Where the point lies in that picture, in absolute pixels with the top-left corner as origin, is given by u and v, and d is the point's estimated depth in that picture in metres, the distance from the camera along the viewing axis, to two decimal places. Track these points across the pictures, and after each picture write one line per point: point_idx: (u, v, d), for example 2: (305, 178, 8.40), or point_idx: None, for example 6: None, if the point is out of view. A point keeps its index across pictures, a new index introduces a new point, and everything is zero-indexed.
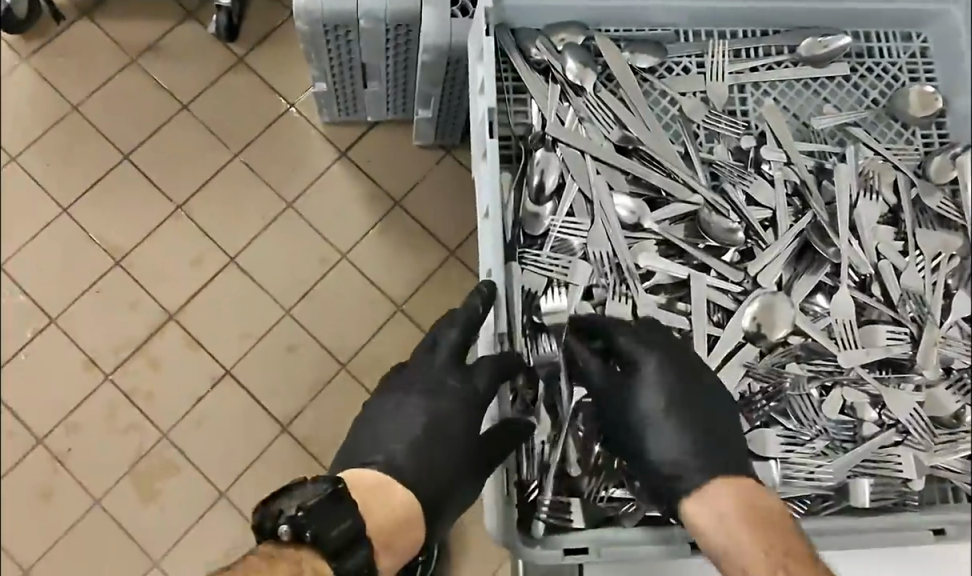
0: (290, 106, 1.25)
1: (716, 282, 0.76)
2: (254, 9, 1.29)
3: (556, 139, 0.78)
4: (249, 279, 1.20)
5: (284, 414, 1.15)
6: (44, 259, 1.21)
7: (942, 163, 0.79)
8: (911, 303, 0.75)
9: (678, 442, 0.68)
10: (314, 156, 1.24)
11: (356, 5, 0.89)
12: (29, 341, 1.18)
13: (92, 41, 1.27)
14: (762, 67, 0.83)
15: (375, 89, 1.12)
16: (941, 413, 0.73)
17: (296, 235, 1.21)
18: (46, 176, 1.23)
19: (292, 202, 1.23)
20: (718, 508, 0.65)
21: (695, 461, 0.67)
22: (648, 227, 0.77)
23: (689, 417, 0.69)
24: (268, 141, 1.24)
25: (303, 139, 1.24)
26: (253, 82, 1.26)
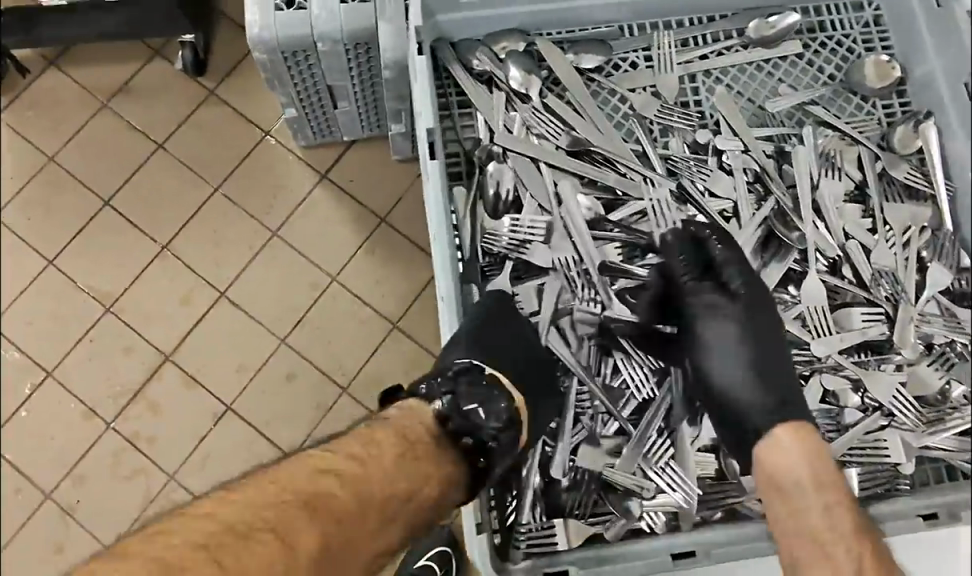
0: (266, 133, 1.23)
1: None
2: (220, 39, 1.26)
3: (506, 150, 0.77)
4: (240, 312, 1.18)
5: (291, 444, 1.13)
6: (35, 313, 1.20)
7: (905, 133, 0.77)
8: (884, 282, 0.73)
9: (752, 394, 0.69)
10: (296, 182, 1.22)
11: (310, 30, 0.81)
12: (28, 396, 1.17)
13: (61, 90, 1.26)
14: (711, 54, 0.81)
15: (347, 109, 1.09)
16: (928, 391, 0.71)
17: (284, 263, 1.19)
18: (28, 230, 1.23)
19: (276, 231, 1.20)
20: (811, 442, 0.66)
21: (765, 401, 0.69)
22: (610, 227, 0.75)
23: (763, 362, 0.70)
24: (247, 171, 1.22)
25: (282, 164, 1.22)
26: (226, 114, 1.24)
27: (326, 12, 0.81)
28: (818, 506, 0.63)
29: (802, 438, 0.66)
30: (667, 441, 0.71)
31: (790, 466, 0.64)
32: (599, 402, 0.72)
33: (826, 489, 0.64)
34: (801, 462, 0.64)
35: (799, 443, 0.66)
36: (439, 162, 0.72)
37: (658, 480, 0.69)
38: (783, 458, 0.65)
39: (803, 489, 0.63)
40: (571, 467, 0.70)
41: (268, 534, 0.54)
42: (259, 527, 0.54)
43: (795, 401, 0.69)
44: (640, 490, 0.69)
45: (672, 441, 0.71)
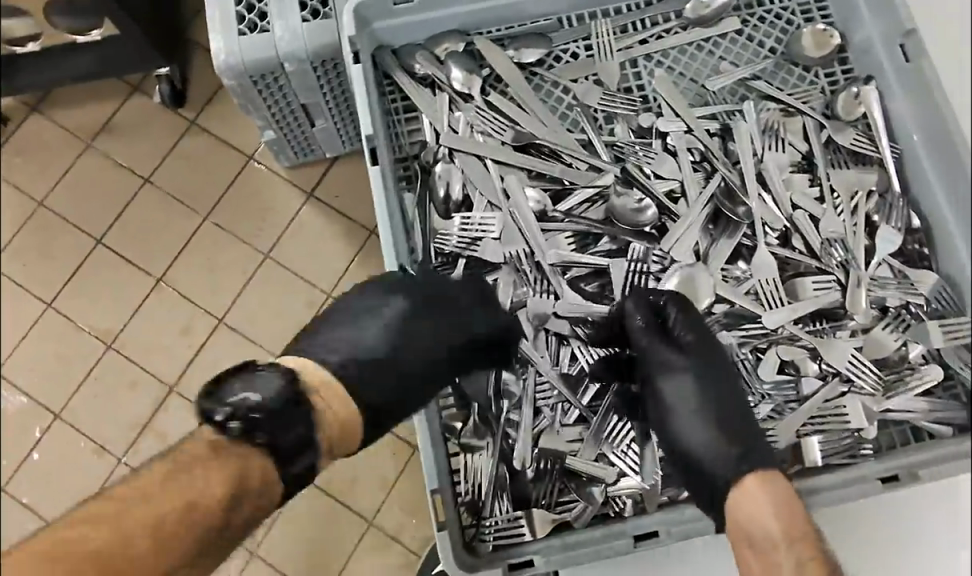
0: (250, 157, 1.25)
1: (636, 263, 0.74)
2: (198, 70, 1.29)
3: (453, 150, 0.77)
4: (241, 336, 1.19)
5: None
6: (38, 355, 1.22)
7: (848, 99, 0.77)
8: (835, 250, 0.73)
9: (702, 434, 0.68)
10: (283, 203, 1.23)
11: (276, 52, 0.82)
12: (36, 439, 1.18)
13: (45, 135, 1.29)
14: (651, 38, 0.81)
15: (324, 125, 1.09)
16: (884, 355, 0.71)
17: (280, 285, 1.21)
18: (24, 276, 1.25)
19: (268, 254, 1.22)
20: (779, 489, 0.62)
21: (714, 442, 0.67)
22: (558, 217, 0.76)
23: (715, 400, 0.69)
24: (235, 197, 1.24)
25: (267, 187, 1.24)
26: (208, 143, 1.26)
27: (289, 33, 0.82)
28: (787, 561, 0.59)
29: (772, 489, 0.62)
30: (626, 424, 0.72)
31: (757, 518, 0.61)
32: (557, 393, 0.72)
33: (794, 545, 0.59)
34: (771, 514, 0.60)
35: (770, 494, 0.62)
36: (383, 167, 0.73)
37: (620, 464, 0.70)
38: (753, 508, 0.61)
39: (773, 545, 0.59)
40: (534, 459, 0.71)
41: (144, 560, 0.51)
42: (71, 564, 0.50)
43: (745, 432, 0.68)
44: (604, 476, 0.70)
45: (632, 424, 0.72)
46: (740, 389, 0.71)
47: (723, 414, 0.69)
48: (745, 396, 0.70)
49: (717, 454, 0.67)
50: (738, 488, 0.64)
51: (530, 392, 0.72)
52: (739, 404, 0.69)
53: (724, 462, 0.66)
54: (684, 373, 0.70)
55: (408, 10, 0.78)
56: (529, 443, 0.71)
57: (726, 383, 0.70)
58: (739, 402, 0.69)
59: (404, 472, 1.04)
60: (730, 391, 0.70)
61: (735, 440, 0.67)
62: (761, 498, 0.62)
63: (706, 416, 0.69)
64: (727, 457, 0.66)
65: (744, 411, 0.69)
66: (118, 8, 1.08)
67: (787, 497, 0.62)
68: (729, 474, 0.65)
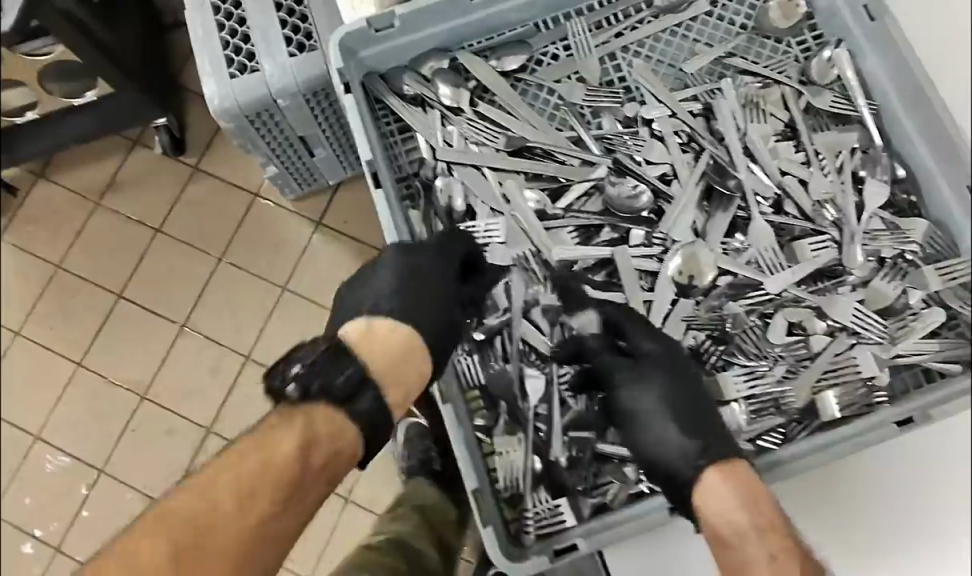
0: (255, 194, 1.29)
1: (638, 249, 0.77)
2: (195, 117, 1.33)
3: (450, 163, 0.81)
4: (269, 369, 1.23)
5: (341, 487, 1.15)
6: (75, 415, 1.25)
7: (821, 64, 0.81)
8: (827, 209, 0.76)
9: (672, 438, 0.69)
10: (293, 235, 1.27)
11: (267, 89, 0.85)
12: (83, 496, 1.22)
13: (55, 201, 1.33)
14: (625, 30, 0.84)
15: (323, 153, 1.12)
16: (887, 304, 0.74)
17: (300, 316, 1.25)
18: (52, 339, 1.28)
19: (285, 286, 1.26)
20: (739, 479, 0.64)
21: (690, 445, 0.68)
22: (558, 213, 0.79)
23: (684, 404, 0.70)
24: (245, 235, 1.28)
25: (276, 221, 1.28)
26: (213, 185, 1.30)
27: (278, 70, 0.85)
28: (758, 555, 0.60)
29: (734, 479, 0.65)
30: None
31: (718, 507, 0.63)
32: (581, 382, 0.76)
33: (761, 534, 0.61)
34: (730, 502, 0.63)
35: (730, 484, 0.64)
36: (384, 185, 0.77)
37: None
38: (718, 496, 0.64)
39: (741, 536, 0.61)
40: (566, 449, 0.73)
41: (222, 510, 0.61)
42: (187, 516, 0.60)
43: (718, 437, 0.68)
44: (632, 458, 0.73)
45: None
46: (701, 393, 0.71)
47: (680, 405, 0.70)
48: (702, 387, 0.72)
49: (684, 458, 0.68)
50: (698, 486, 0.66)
51: (554, 386, 0.75)
52: (694, 398, 0.71)
53: (685, 456, 0.68)
54: (640, 374, 0.72)
55: (397, 33, 0.80)
56: (556, 433, 0.74)
57: (681, 374, 0.72)
58: (696, 392, 0.71)
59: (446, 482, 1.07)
60: (689, 383, 0.72)
61: (693, 431, 0.69)
62: (722, 489, 0.64)
63: (666, 410, 0.70)
64: (687, 450, 0.68)
65: (700, 400, 0.71)
66: (110, 64, 1.12)
67: (747, 485, 0.64)
68: (692, 470, 0.67)
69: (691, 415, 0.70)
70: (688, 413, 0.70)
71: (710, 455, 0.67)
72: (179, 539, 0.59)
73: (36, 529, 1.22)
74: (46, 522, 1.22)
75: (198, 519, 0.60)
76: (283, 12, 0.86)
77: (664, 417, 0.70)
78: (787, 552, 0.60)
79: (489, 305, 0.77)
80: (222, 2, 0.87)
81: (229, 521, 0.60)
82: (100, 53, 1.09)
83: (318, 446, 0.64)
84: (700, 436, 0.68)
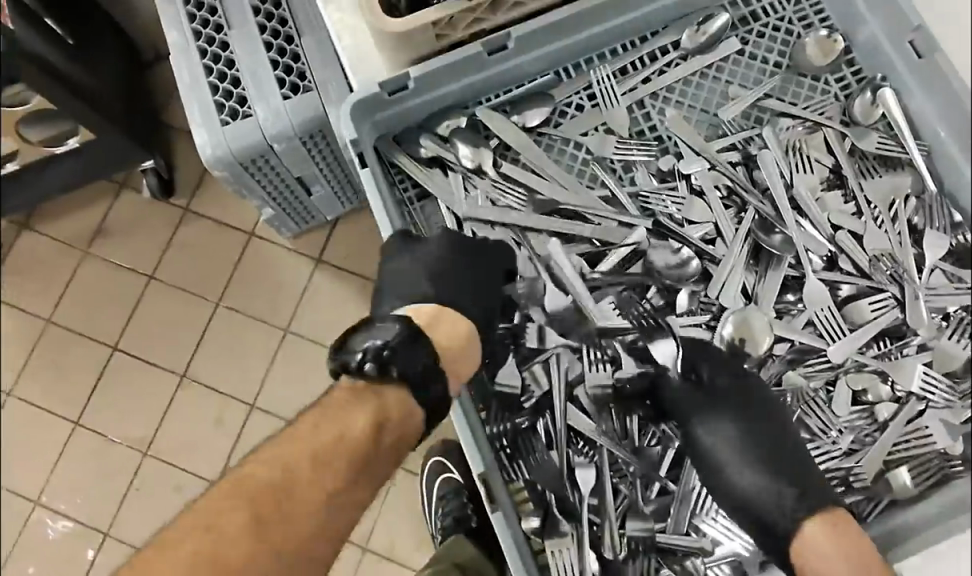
0: (251, 233, 1.20)
1: (687, 318, 0.73)
2: (182, 155, 1.23)
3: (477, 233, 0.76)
4: (279, 418, 1.13)
5: (361, 534, 1.07)
6: (73, 477, 1.14)
7: (865, 104, 0.75)
8: (884, 263, 0.72)
9: (762, 480, 0.68)
10: (292, 276, 1.18)
11: (262, 135, 0.77)
12: (90, 561, 1.11)
13: (41, 251, 1.22)
14: (653, 75, 0.79)
15: (321, 191, 1.02)
16: (957, 364, 0.69)
17: (308, 359, 1.15)
18: (44, 397, 1.18)
19: (288, 327, 1.16)
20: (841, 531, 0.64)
21: (781, 491, 0.67)
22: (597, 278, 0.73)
23: (762, 438, 0.69)
24: (244, 280, 1.18)
25: (273, 261, 1.19)
26: (205, 226, 1.21)
27: (271, 113, 0.77)
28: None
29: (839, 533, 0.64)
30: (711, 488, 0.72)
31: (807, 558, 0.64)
32: (634, 469, 0.71)
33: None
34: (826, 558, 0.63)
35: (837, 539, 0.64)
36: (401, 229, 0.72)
37: (713, 530, 0.71)
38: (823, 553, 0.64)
39: None
40: (626, 543, 0.70)
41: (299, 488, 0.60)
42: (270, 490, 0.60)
43: (806, 475, 0.68)
44: (700, 550, 0.70)
45: None
46: (782, 419, 0.70)
47: (760, 440, 0.69)
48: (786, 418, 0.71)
49: (776, 503, 0.67)
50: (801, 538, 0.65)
51: (607, 475, 0.71)
52: (772, 430, 0.69)
53: (782, 506, 0.67)
54: (719, 411, 0.71)
55: (411, 94, 0.74)
56: (614, 524, 0.70)
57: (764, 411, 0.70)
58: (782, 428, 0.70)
59: (471, 526, 1.00)
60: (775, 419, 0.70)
61: (786, 476, 0.68)
62: (826, 543, 0.64)
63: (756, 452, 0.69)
64: (786, 497, 0.67)
65: (781, 430, 0.70)
66: (92, 110, 1.03)
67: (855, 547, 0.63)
68: (791, 521, 0.66)
69: (774, 451, 0.69)
70: (769, 448, 0.69)
71: (808, 505, 0.66)
72: (260, 486, 0.59)
73: None
74: None
75: (278, 474, 0.60)
76: (274, 52, 0.79)
77: (747, 456, 0.69)
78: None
79: (527, 388, 0.73)
80: (208, 43, 0.79)
81: (310, 483, 0.60)
82: (80, 98, 1.00)
83: (387, 428, 0.63)
84: (792, 478, 0.67)
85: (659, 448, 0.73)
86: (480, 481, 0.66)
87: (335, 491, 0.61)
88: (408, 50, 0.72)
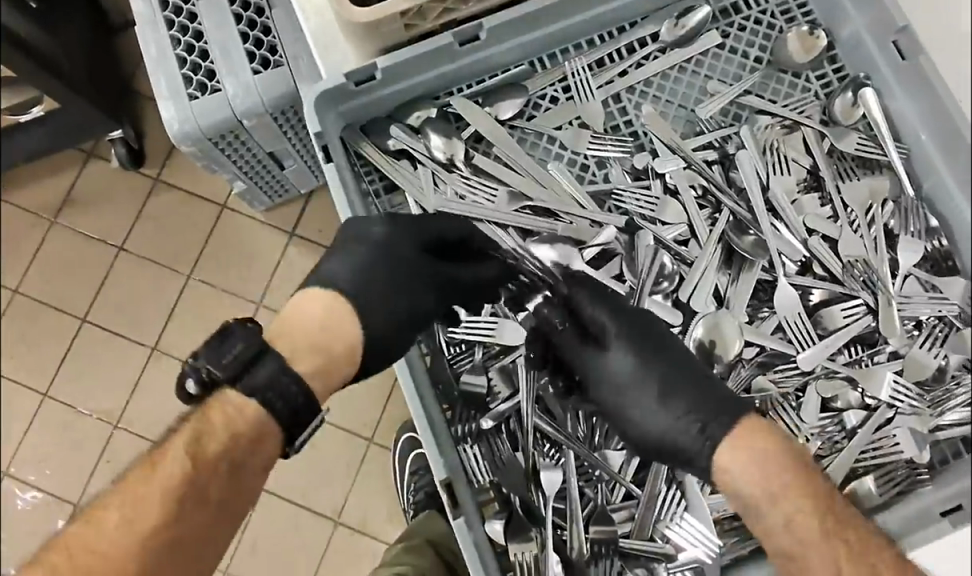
0: (222, 205, 1.14)
1: (660, 302, 0.72)
2: (152, 123, 1.16)
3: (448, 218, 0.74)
4: None
5: (332, 507, 1.04)
6: (41, 449, 1.10)
7: (845, 104, 0.74)
8: (858, 268, 0.72)
9: (681, 419, 0.64)
10: (266, 249, 1.12)
11: (230, 110, 0.72)
12: (59, 531, 1.08)
13: (5, 217, 1.16)
14: (631, 67, 0.76)
15: (294, 166, 0.97)
16: (929, 372, 0.70)
17: None
18: (11, 369, 1.13)
19: (260, 301, 1.11)
20: (767, 443, 0.63)
21: (697, 429, 0.64)
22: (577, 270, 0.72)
23: (668, 370, 0.66)
24: (214, 252, 1.13)
25: (243, 233, 1.13)
26: (177, 197, 1.15)
27: (241, 89, 0.72)
28: (777, 521, 0.62)
29: (772, 441, 0.63)
30: (676, 492, 0.70)
31: (744, 488, 0.62)
32: (601, 473, 0.71)
33: (810, 516, 0.61)
34: (777, 479, 0.62)
35: (775, 449, 0.62)
36: (354, 183, 0.71)
37: (676, 537, 0.69)
38: (750, 472, 0.62)
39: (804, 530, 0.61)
40: (588, 546, 0.69)
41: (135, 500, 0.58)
42: (101, 523, 0.57)
43: (712, 403, 0.64)
44: (663, 555, 0.70)
45: (681, 491, 0.70)
46: (674, 350, 0.67)
47: (666, 372, 0.66)
48: (678, 345, 0.68)
49: (684, 440, 0.64)
50: (721, 463, 0.63)
51: (572, 478, 0.70)
52: (669, 355, 0.67)
53: (692, 445, 0.64)
54: (609, 348, 0.68)
55: (381, 84, 0.71)
56: (579, 524, 0.70)
57: (656, 339, 0.68)
58: (675, 355, 0.67)
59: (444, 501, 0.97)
60: (666, 348, 0.67)
61: (694, 409, 0.64)
62: (752, 468, 0.62)
63: (652, 380, 0.66)
64: (690, 435, 0.64)
65: (680, 361, 0.67)
66: (54, 79, 0.96)
67: (782, 442, 0.63)
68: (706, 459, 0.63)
69: (685, 384, 0.65)
70: (676, 380, 0.66)
71: (714, 434, 0.63)
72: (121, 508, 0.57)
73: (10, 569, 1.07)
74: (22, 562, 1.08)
75: (121, 507, 0.57)
76: (243, 24, 0.74)
77: (652, 390, 0.66)
78: (848, 555, 0.60)
79: (491, 389, 0.73)
80: (175, 13, 0.74)
81: (150, 509, 0.57)
82: (42, 67, 0.94)
83: (235, 446, 0.59)
84: (697, 411, 0.64)
85: (621, 454, 0.72)
86: (443, 487, 0.65)
87: (181, 518, 0.58)
88: (374, 40, 0.69)
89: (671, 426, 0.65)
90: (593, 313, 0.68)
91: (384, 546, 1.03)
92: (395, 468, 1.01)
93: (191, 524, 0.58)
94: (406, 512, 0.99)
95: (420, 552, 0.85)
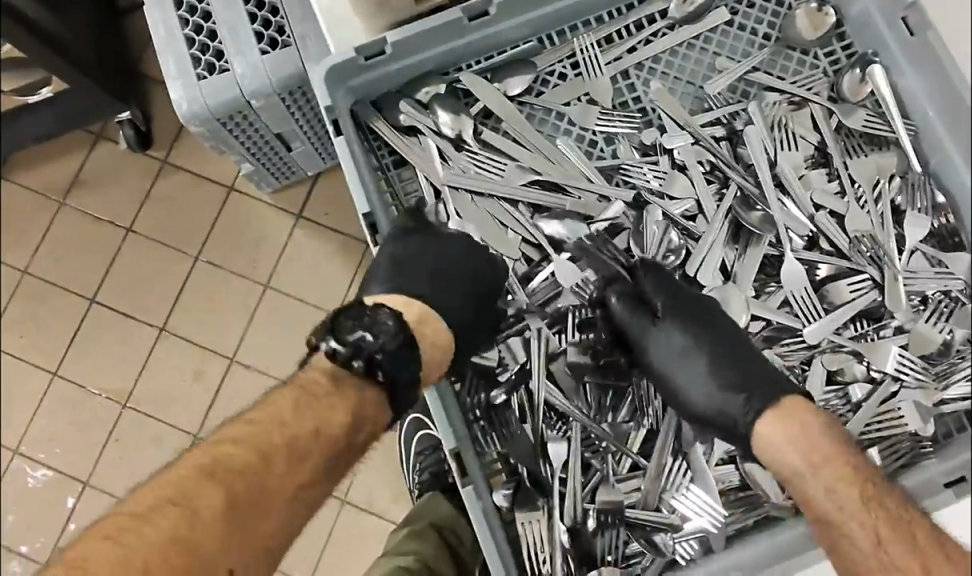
0: (229, 188, 1.14)
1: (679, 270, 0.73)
2: (159, 104, 1.16)
3: (457, 188, 0.74)
4: (257, 372, 1.10)
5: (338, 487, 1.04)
6: (51, 427, 1.11)
7: (853, 81, 0.74)
8: (864, 244, 0.73)
9: (723, 394, 0.68)
10: (274, 231, 1.13)
11: (238, 91, 0.72)
12: (70, 509, 1.09)
13: (14, 199, 1.17)
14: (639, 44, 0.77)
15: (301, 147, 0.98)
16: (933, 346, 0.71)
17: (286, 313, 1.11)
18: (20, 349, 1.13)
19: (268, 282, 1.12)
20: (802, 419, 0.64)
21: (740, 404, 0.67)
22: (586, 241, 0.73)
23: (721, 346, 0.69)
24: (221, 235, 1.13)
25: (252, 214, 1.13)
26: (185, 179, 1.15)
27: (250, 69, 0.72)
28: (818, 490, 0.62)
29: (813, 415, 0.64)
30: (683, 464, 0.71)
31: (786, 455, 0.63)
32: (607, 444, 0.72)
33: (851, 482, 0.61)
34: (819, 446, 0.63)
35: (816, 419, 0.64)
36: (365, 159, 0.71)
37: (682, 508, 0.70)
38: (778, 444, 0.64)
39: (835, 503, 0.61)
40: (594, 517, 0.70)
41: (269, 462, 0.57)
42: (230, 470, 0.56)
43: (759, 383, 0.67)
44: (669, 526, 0.70)
45: (688, 462, 0.71)
46: (727, 326, 0.70)
47: (717, 347, 0.69)
48: (733, 326, 0.71)
49: (726, 410, 0.67)
50: (757, 431, 0.65)
51: (577, 447, 0.72)
52: (721, 331, 0.70)
53: (735, 418, 0.67)
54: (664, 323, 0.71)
55: (390, 59, 0.72)
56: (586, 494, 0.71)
57: (709, 318, 0.70)
58: (731, 336, 0.70)
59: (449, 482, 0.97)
60: (721, 328, 0.70)
61: (739, 386, 0.67)
62: (785, 438, 0.64)
63: (702, 353, 0.70)
64: (735, 408, 0.67)
65: (733, 339, 0.70)
66: (57, 56, 0.95)
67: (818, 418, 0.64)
68: (744, 427, 0.66)
69: (734, 364, 0.68)
70: (727, 357, 0.69)
71: (756, 405, 0.66)
72: (256, 456, 0.57)
73: (21, 546, 1.08)
74: (32, 539, 1.09)
75: (255, 459, 0.57)
76: (252, 5, 0.73)
77: (704, 363, 0.69)
78: (888, 520, 0.60)
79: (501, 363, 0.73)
80: None
81: (287, 479, 0.57)
82: (47, 45, 0.93)
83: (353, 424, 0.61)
84: (743, 387, 0.67)
85: (629, 423, 0.73)
86: (452, 457, 0.65)
87: (301, 493, 0.58)
88: (387, 16, 0.71)
89: (715, 399, 0.68)
90: (650, 297, 0.72)
91: (392, 526, 1.04)
92: (401, 448, 1.01)
93: (303, 503, 0.59)
94: (411, 492, 1.00)
95: (423, 537, 0.86)
